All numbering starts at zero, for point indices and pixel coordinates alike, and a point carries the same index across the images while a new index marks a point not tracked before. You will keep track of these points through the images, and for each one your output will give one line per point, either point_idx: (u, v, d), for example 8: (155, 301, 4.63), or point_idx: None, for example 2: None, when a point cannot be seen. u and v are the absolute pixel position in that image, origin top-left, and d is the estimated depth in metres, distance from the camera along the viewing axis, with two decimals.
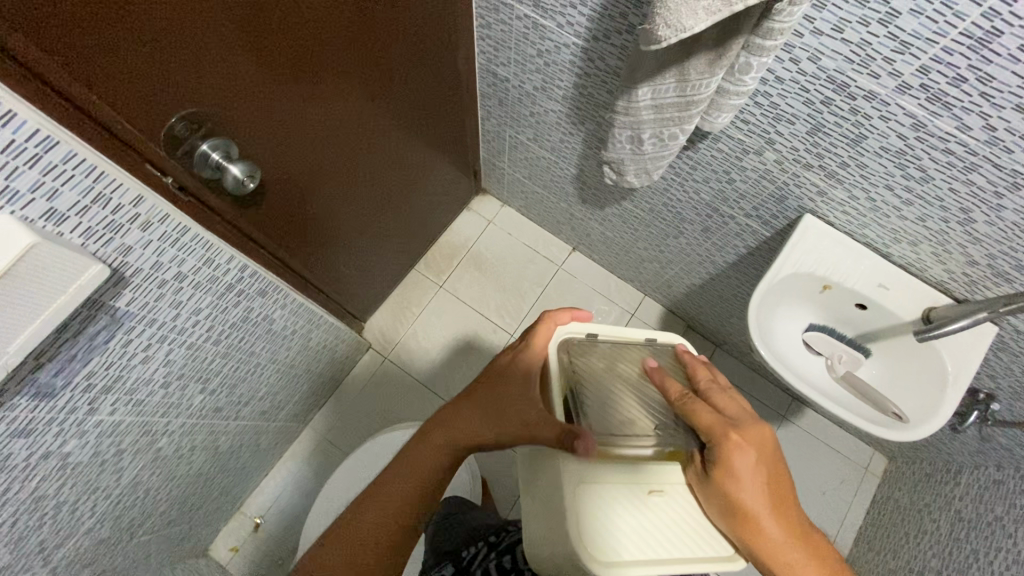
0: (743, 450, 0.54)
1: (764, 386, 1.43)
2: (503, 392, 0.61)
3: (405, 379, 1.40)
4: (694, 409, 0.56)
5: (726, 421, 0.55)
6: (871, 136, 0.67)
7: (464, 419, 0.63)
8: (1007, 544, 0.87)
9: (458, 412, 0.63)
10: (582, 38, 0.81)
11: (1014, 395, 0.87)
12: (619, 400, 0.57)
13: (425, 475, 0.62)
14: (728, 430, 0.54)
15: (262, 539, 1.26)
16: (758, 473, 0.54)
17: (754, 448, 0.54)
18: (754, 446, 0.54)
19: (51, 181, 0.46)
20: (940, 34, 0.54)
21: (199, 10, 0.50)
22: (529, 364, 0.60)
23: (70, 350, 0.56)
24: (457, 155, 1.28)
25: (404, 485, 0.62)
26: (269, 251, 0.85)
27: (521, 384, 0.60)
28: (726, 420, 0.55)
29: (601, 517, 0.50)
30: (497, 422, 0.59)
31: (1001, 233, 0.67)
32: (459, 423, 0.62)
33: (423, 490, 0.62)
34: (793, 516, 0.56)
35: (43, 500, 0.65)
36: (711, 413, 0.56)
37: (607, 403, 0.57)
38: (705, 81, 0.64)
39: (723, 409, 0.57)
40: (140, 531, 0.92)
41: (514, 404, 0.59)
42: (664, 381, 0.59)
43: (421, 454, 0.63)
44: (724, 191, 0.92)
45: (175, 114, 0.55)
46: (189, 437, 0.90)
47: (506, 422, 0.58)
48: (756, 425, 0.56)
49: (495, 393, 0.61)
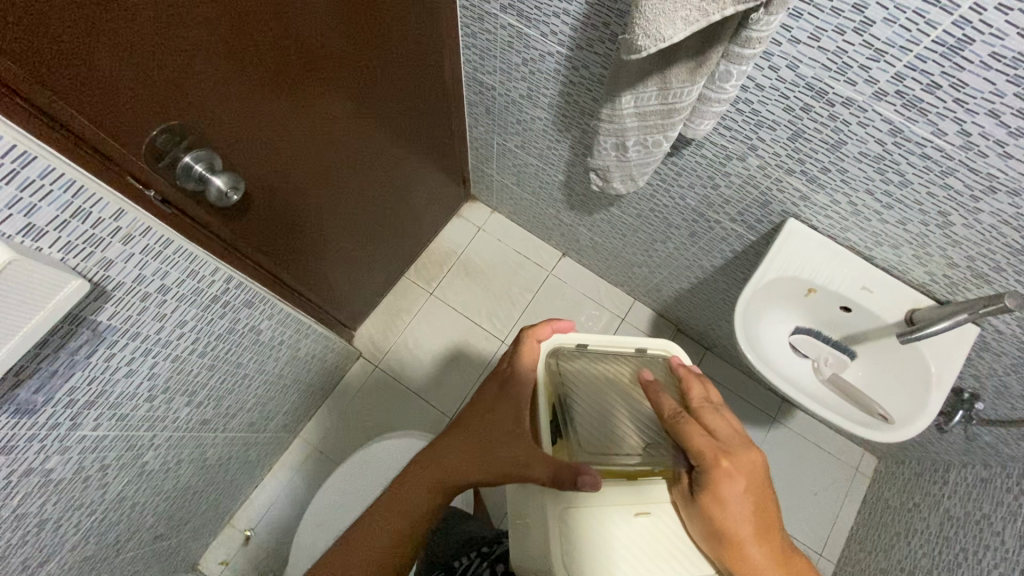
0: (732, 474, 0.54)
1: (753, 389, 1.43)
2: (503, 418, 0.61)
3: (396, 387, 1.39)
4: (685, 430, 0.56)
5: (716, 444, 0.55)
6: (850, 142, 0.68)
7: (450, 454, 0.63)
8: (995, 542, 0.88)
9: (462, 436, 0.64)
10: (565, 47, 0.82)
11: (997, 394, 0.88)
12: (609, 417, 0.59)
13: (416, 507, 0.63)
14: (720, 453, 0.55)
15: (253, 551, 1.24)
16: (745, 498, 0.54)
17: (744, 474, 0.55)
18: (743, 471, 0.55)
19: (28, 196, 0.45)
20: (914, 42, 0.55)
21: (180, 24, 0.51)
22: (519, 394, 0.61)
23: (50, 366, 0.55)
24: (445, 162, 1.28)
25: (394, 521, 0.62)
26: (254, 262, 0.85)
27: (511, 419, 0.60)
28: (717, 444, 0.56)
29: (588, 538, 0.50)
30: (485, 458, 0.60)
31: (980, 235, 0.68)
32: (456, 452, 0.63)
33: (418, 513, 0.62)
34: (777, 543, 0.56)
35: (25, 518, 0.64)
36: (703, 436, 0.56)
37: (596, 420, 0.58)
38: (685, 89, 0.64)
39: (714, 431, 0.57)
40: (127, 547, 0.91)
41: (503, 440, 0.59)
42: (658, 393, 0.59)
43: (410, 490, 0.63)
44: (708, 196, 0.93)
45: (155, 126, 0.55)
46: (176, 450, 0.89)
47: (494, 457, 0.58)
48: (748, 449, 0.56)
49: (487, 423, 0.62)
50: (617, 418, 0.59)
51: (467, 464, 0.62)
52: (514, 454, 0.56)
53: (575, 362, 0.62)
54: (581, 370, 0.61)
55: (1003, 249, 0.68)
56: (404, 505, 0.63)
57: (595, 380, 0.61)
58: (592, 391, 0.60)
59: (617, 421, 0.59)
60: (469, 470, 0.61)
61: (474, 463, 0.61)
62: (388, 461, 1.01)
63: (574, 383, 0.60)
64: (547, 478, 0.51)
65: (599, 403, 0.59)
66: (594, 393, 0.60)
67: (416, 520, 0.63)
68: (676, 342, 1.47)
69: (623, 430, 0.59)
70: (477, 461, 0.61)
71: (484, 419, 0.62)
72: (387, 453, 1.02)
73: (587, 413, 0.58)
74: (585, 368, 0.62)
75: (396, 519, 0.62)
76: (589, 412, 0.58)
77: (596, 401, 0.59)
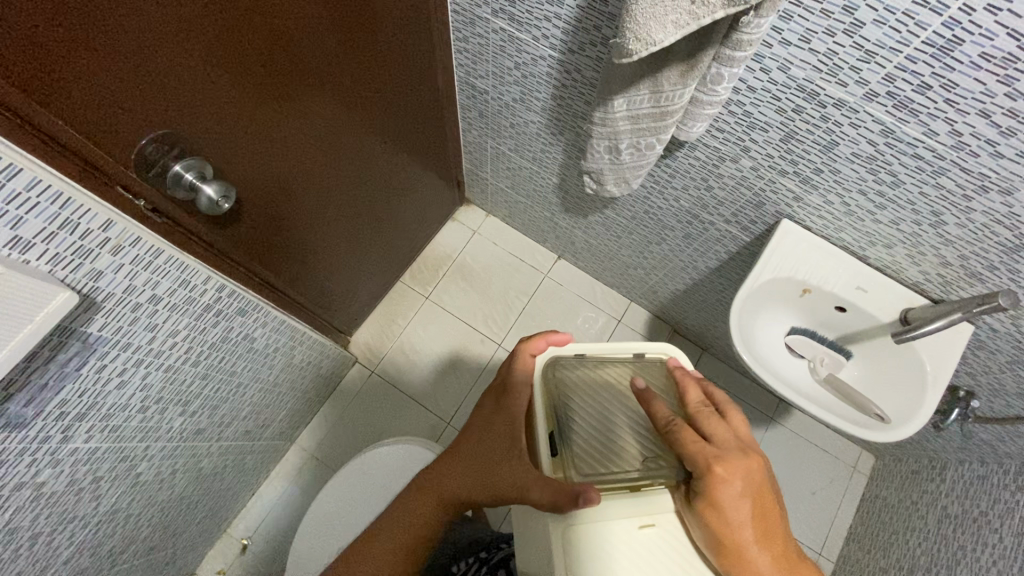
0: (735, 478, 0.53)
1: (751, 389, 1.43)
2: (505, 437, 0.61)
3: (392, 393, 1.39)
4: (680, 437, 0.55)
5: (713, 451, 0.54)
6: (843, 142, 0.68)
7: (450, 474, 0.64)
8: (993, 540, 0.88)
9: (466, 452, 0.63)
10: (558, 50, 0.82)
11: (992, 391, 0.89)
12: (604, 432, 0.60)
13: (420, 521, 0.63)
14: (722, 457, 0.54)
15: (251, 560, 1.24)
16: (748, 500, 0.54)
17: (742, 480, 0.53)
18: (742, 476, 0.53)
19: (14, 209, 0.45)
20: (904, 43, 0.55)
21: (170, 34, 0.50)
22: (514, 413, 0.62)
23: (40, 379, 0.55)
24: (439, 166, 1.28)
25: (396, 542, 0.62)
26: (247, 269, 0.84)
27: (507, 440, 0.61)
28: (714, 450, 0.54)
29: (590, 547, 0.50)
30: (484, 479, 0.60)
31: (972, 234, 0.68)
32: (461, 468, 0.63)
33: (421, 528, 0.63)
34: (780, 543, 0.55)
35: (17, 533, 0.63)
36: (699, 443, 0.55)
37: (593, 435, 0.59)
38: (677, 92, 0.64)
39: (711, 436, 0.56)
40: (122, 559, 0.90)
41: (504, 462, 0.59)
42: (651, 399, 0.58)
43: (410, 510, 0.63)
44: (702, 198, 0.93)
45: (144, 136, 0.54)
46: (170, 460, 0.88)
47: (496, 478, 0.58)
48: (746, 454, 0.55)
49: (489, 440, 0.62)
50: (612, 431, 0.60)
51: (467, 484, 0.62)
52: (514, 476, 0.57)
53: (566, 377, 0.62)
54: (573, 384, 0.62)
55: (995, 247, 0.68)
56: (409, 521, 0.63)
57: (590, 394, 0.61)
58: (588, 407, 0.60)
59: (614, 434, 0.60)
60: (472, 487, 0.62)
61: (475, 483, 0.61)
62: (384, 466, 1.00)
63: (569, 400, 0.60)
64: (546, 503, 0.51)
65: (595, 418, 0.60)
66: (589, 408, 0.60)
67: (418, 537, 0.63)
68: (673, 343, 1.47)
69: (621, 444, 0.59)
70: (480, 480, 0.61)
71: (485, 436, 0.62)
72: (385, 459, 1.01)
73: (582, 430, 0.59)
74: (577, 381, 0.62)
75: (400, 535, 0.63)
76: (585, 430, 0.59)
77: (592, 417, 0.60)
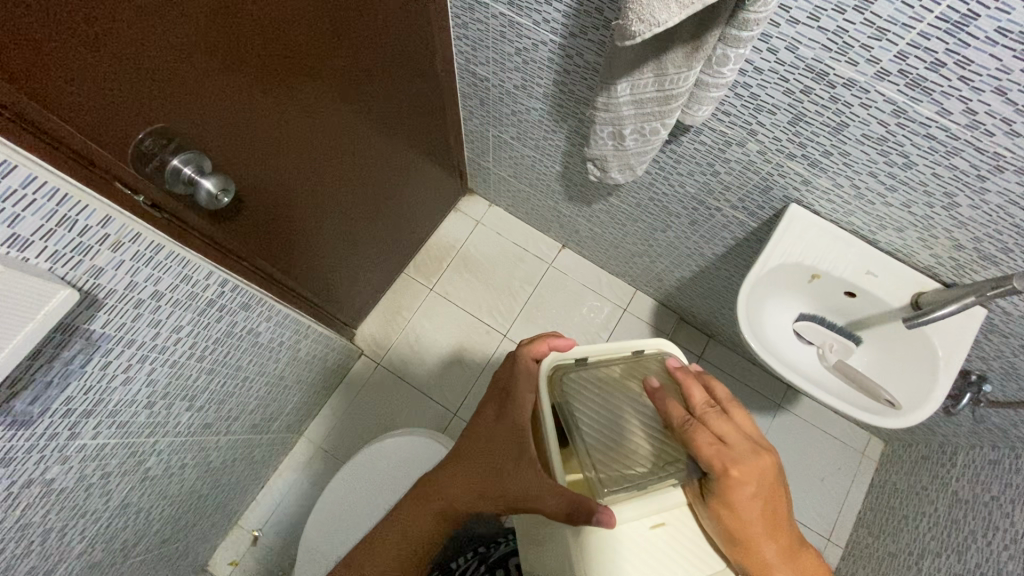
0: (742, 486, 0.53)
1: (759, 375, 1.42)
2: (510, 443, 0.60)
3: (399, 384, 1.39)
4: (694, 440, 0.55)
5: (725, 453, 0.54)
6: (852, 123, 0.66)
7: (454, 476, 0.64)
8: (1004, 524, 0.87)
9: (473, 453, 0.63)
10: (559, 35, 0.80)
11: (1005, 375, 0.87)
12: (619, 430, 0.58)
13: (429, 518, 0.64)
14: (729, 465, 0.53)
15: (262, 552, 1.25)
16: (757, 501, 0.54)
17: (754, 480, 0.54)
18: (752, 480, 0.53)
19: (10, 206, 0.44)
20: (917, 19, 0.53)
21: (161, 27, 0.49)
22: (520, 417, 0.60)
23: (46, 376, 0.55)
24: (440, 154, 1.26)
25: (403, 540, 0.64)
26: (247, 263, 0.83)
27: (516, 444, 0.60)
28: (726, 453, 0.54)
29: (603, 542, 0.51)
30: (491, 486, 0.60)
31: (986, 216, 0.67)
32: (468, 468, 0.63)
33: (428, 526, 0.64)
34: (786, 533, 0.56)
35: (28, 529, 0.63)
36: (712, 446, 0.54)
37: (607, 434, 0.57)
38: (682, 75, 0.63)
39: (724, 438, 0.55)
40: (134, 552, 0.91)
41: (510, 468, 0.59)
42: (663, 405, 0.57)
43: (412, 516, 0.64)
44: (709, 183, 0.92)
45: (140, 130, 0.54)
46: (179, 454, 0.89)
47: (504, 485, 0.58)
48: (755, 455, 0.55)
49: (495, 445, 0.61)
50: (627, 430, 0.58)
51: (470, 487, 0.63)
52: (521, 484, 0.56)
53: (572, 379, 0.60)
54: (583, 385, 0.60)
55: (1009, 229, 0.66)
56: (416, 521, 0.64)
57: (596, 393, 0.60)
58: (597, 408, 0.58)
59: (629, 434, 0.58)
60: (479, 490, 0.62)
61: (483, 486, 0.61)
62: (392, 458, 1.00)
63: (575, 401, 0.58)
64: (562, 513, 0.50)
65: (608, 416, 0.59)
66: (599, 408, 0.59)
67: (426, 533, 0.63)
68: (679, 332, 1.46)
69: (635, 443, 0.58)
70: (486, 484, 0.61)
71: (491, 441, 0.62)
72: (392, 452, 1.01)
73: (595, 427, 0.57)
74: (587, 382, 0.60)
75: (408, 530, 0.64)
76: (597, 430, 0.57)
77: (602, 418, 0.58)
